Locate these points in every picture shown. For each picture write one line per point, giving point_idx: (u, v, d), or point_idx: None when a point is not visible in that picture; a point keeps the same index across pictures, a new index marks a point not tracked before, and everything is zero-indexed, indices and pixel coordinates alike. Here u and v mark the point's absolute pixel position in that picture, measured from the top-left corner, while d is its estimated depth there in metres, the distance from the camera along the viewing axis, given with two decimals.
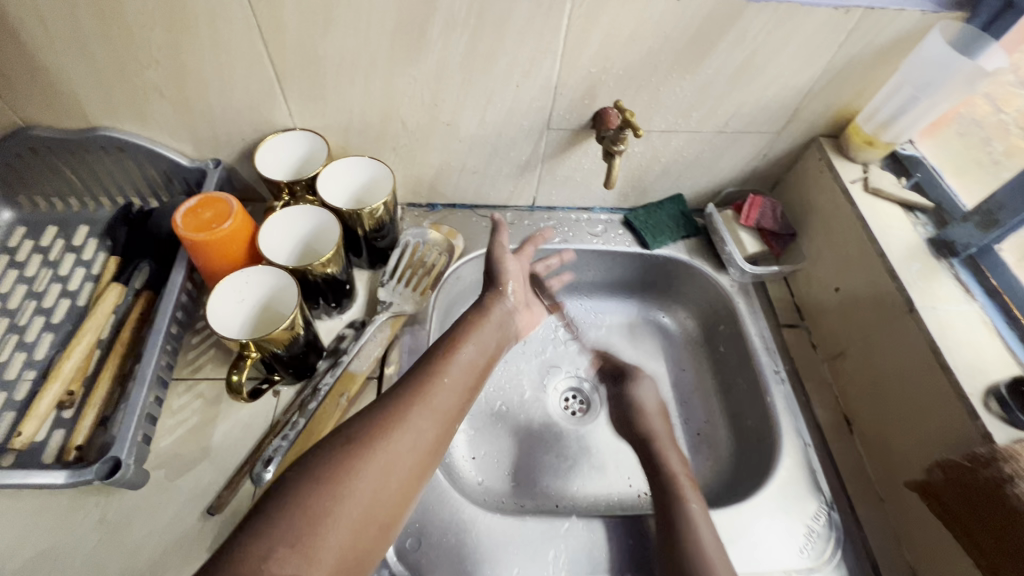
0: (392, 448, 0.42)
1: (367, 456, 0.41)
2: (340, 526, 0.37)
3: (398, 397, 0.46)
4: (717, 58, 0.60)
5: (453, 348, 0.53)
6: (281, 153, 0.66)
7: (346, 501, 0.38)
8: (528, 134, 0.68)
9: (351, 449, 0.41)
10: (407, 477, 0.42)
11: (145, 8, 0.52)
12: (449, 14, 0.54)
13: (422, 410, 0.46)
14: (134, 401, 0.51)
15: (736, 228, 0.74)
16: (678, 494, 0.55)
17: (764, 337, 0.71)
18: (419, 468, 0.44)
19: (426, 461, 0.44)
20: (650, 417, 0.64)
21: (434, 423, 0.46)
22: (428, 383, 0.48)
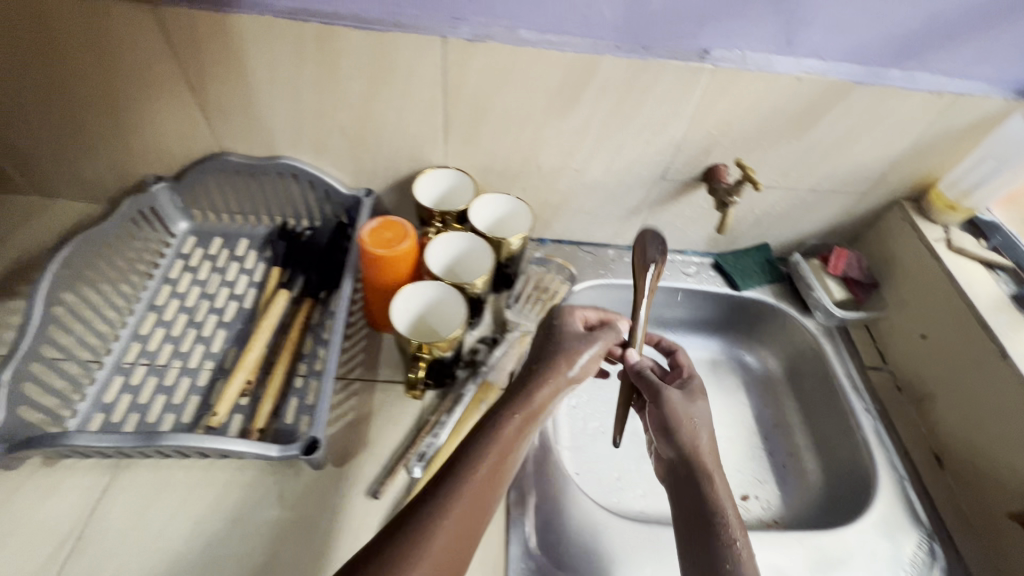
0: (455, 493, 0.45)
1: (442, 506, 0.43)
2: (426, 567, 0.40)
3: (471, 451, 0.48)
4: (822, 128, 0.70)
5: (464, 454, 0.47)
6: (429, 186, 0.75)
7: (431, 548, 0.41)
8: (644, 183, 0.78)
9: (435, 503, 0.43)
10: (471, 523, 0.44)
11: (357, 64, 0.63)
12: (603, 82, 0.64)
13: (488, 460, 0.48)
14: (324, 389, 0.59)
15: (824, 276, 0.82)
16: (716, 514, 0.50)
17: (851, 377, 0.77)
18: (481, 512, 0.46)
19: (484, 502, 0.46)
20: (701, 435, 0.56)
21: (494, 465, 0.48)
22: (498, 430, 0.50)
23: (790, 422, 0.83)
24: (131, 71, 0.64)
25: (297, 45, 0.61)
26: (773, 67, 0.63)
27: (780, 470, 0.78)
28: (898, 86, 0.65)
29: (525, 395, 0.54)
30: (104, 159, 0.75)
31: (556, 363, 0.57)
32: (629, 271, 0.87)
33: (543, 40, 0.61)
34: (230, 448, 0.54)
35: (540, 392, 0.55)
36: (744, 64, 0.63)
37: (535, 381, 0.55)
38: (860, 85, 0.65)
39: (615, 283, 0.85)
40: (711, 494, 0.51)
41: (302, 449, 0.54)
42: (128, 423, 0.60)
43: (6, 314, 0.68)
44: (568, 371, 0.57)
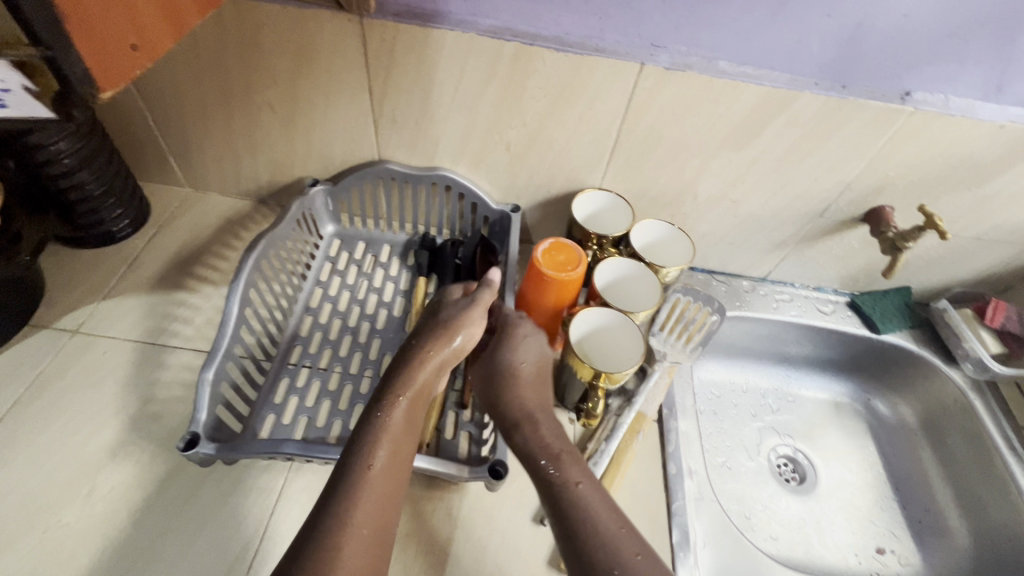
0: (379, 471, 0.46)
1: (358, 486, 0.45)
2: (355, 546, 0.42)
3: (370, 440, 0.48)
4: (1010, 176, 0.67)
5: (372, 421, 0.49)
6: (584, 206, 0.74)
7: (349, 526, 0.42)
8: (799, 219, 0.76)
9: (354, 482, 0.45)
10: (388, 510, 0.45)
11: (544, 84, 0.63)
12: (792, 118, 0.63)
13: (388, 445, 0.48)
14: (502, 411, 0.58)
15: (977, 327, 0.78)
16: (597, 539, 0.46)
17: (1008, 437, 0.74)
18: (396, 493, 0.47)
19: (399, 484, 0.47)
20: (525, 388, 0.59)
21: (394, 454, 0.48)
22: (384, 414, 0.50)
23: (926, 476, 0.80)
24: (317, 76, 0.65)
25: (489, 62, 0.61)
26: (977, 113, 0.60)
27: (915, 527, 0.77)
28: None
29: (408, 374, 0.53)
30: (264, 158, 0.77)
31: (443, 337, 0.57)
32: (764, 304, 0.85)
33: (742, 72, 0.59)
34: (420, 466, 0.54)
35: (420, 372, 0.54)
36: (947, 108, 0.60)
37: (422, 358, 0.55)
38: None
39: (749, 317, 0.84)
40: (597, 506, 0.48)
41: (491, 472, 0.54)
42: (297, 426, 0.61)
43: (172, 306, 0.70)
44: (454, 344, 0.57)
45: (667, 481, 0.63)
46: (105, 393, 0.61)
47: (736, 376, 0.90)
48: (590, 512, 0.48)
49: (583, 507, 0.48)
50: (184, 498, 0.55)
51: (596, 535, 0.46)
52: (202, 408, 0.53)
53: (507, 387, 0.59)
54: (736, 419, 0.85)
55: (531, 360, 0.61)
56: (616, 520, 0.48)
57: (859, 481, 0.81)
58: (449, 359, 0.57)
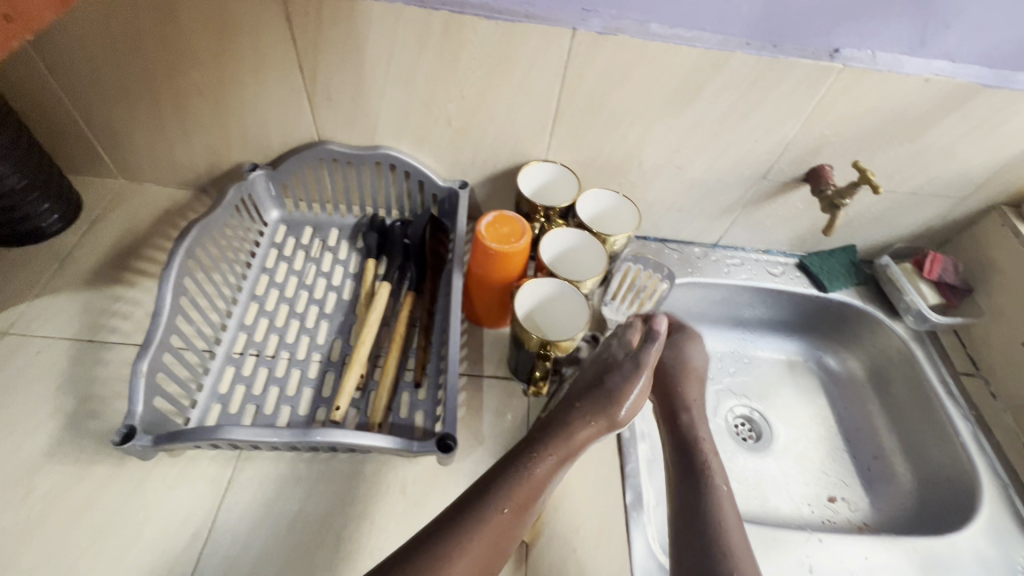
0: (509, 497, 0.49)
1: (486, 512, 0.48)
2: (471, 553, 0.45)
3: (507, 475, 0.51)
4: (938, 130, 0.69)
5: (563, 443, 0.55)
6: (531, 180, 0.74)
7: (467, 549, 0.45)
8: (744, 182, 0.77)
9: (477, 508, 0.48)
10: (500, 546, 0.47)
11: (479, 55, 0.61)
12: (726, 79, 0.63)
13: (529, 480, 0.51)
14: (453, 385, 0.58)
15: (916, 279, 0.81)
16: (722, 532, 0.51)
17: (945, 382, 0.77)
18: (522, 524, 0.49)
19: (526, 514, 0.50)
20: (689, 384, 0.66)
21: (532, 487, 0.51)
22: (535, 453, 0.53)
23: (874, 425, 0.83)
24: (246, 55, 0.63)
25: (421, 32, 0.59)
26: (902, 68, 0.62)
27: (865, 474, 0.79)
28: None
29: (570, 431, 0.56)
30: (200, 145, 0.74)
31: (603, 404, 0.58)
32: (716, 270, 0.86)
33: (674, 35, 0.59)
34: (372, 445, 0.53)
35: (581, 430, 0.56)
36: (874, 64, 0.61)
37: (581, 416, 0.57)
38: (989, 88, 0.63)
39: (701, 283, 0.85)
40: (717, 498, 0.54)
41: (441, 446, 0.54)
42: (246, 413, 0.60)
43: (110, 301, 0.68)
44: (615, 412, 0.58)
45: (620, 444, 0.64)
46: (39, 393, 0.59)
47: None
48: (713, 501, 0.54)
49: (713, 500, 0.54)
50: (127, 493, 0.54)
51: (719, 526, 0.51)
52: (138, 401, 0.52)
53: (672, 383, 0.67)
54: None
55: (703, 361, 0.70)
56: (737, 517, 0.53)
57: (813, 435, 0.84)
58: (604, 428, 0.58)
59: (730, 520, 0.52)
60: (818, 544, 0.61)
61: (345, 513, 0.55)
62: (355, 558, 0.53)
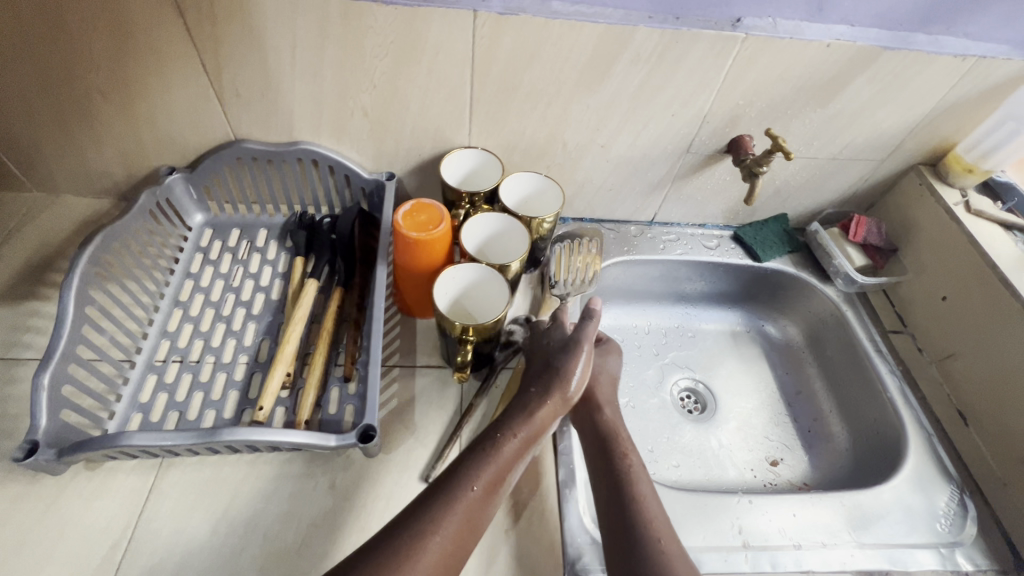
0: (467, 484, 0.49)
1: (449, 502, 0.48)
2: (431, 549, 0.45)
3: (467, 464, 0.51)
4: (848, 94, 0.70)
5: (524, 423, 0.55)
6: (455, 167, 0.73)
7: (433, 539, 0.45)
8: (669, 157, 0.77)
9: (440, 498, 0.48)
10: (464, 536, 0.47)
11: (384, 42, 0.61)
12: (634, 53, 0.63)
13: (492, 465, 0.51)
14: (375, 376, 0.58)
15: (843, 243, 0.83)
16: (642, 504, 0.53)
17: (874, 340, 0.79)
18: (485, 511, 0.50)
19: (491, 501, 0.50)
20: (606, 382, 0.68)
21: (493, 474, 0.51)
22: (497, 441, 0.53)
23: (813, 388, 0.85)
24: (144, 54, 0.61)
25: (321, 22, 0.59)
26: (804, 34, 0.63)
27: (806, 436, 0.81)
28: (925, 50, 0.65)
29: (527, 415, 0.56)
30: (112, 151, 0.72)
31: (552, 389, 0.58)
32: (653, 247, 0.87)
33: (576, 12, 0.59)
34: (295, 442, 0.52)
35: (538, 412, 0.56)
36: (776, 32, 0.62)
37: (537, 403, 0.57)
38: (889, 50, 0.65)
39: (639, 261, 0.86)
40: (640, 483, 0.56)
41: (362, 437, 0.54)
42: (168, 421, 0.59)
43: (24, 317, 0.66)
44: (565, 393, 0.58)
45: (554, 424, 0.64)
46: None
47: (639, 319, 0.92)
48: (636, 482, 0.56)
49: (634, 482, 0.55)
50: (42, 510, 0.53)
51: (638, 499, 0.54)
52: (42, 415, 0.51)
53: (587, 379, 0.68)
54: (637, 360, 0.88)
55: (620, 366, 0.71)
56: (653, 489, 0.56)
57: (756, 402, 0.85)
58: (560, 410, 0.58)
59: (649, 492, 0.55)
60: (748, 506, 0.63)
61: (271, 513, 0.55)
62: (281, 557, 0.52)
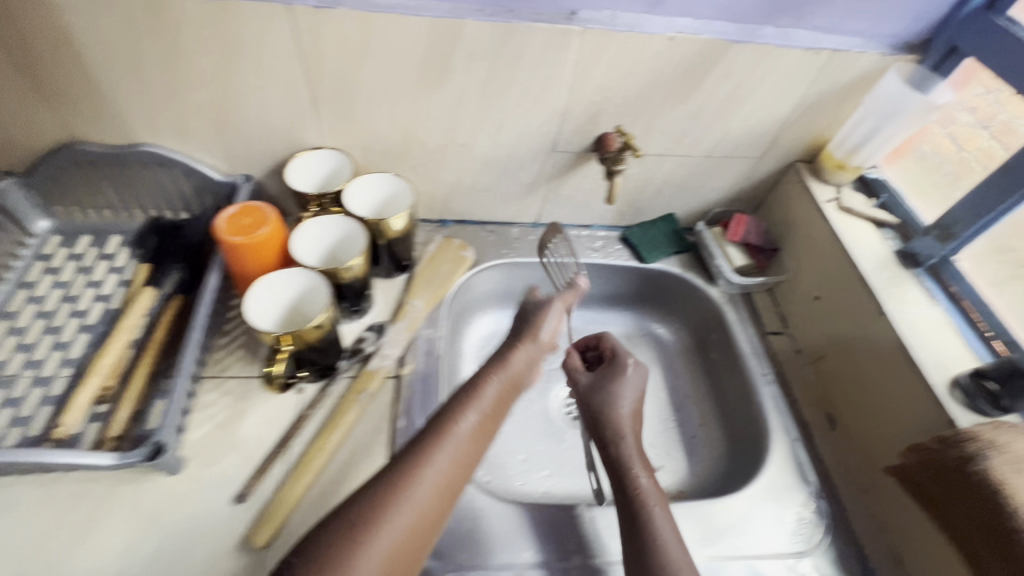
0: (432, 473, 0.44)
1: (407, 480, 0.43)
2: (382, 540, 0.39)
3: (414, 453, 0.45)
4: (705, 90, 0.68)
5: (476, 387, 0.52)
6: (307, 170, 0.71)
7: (385, 532, 0.40)
8: (536, 156, 0.75)
9: (392, 484, 0.42)
10: (423, 527, 0.42)
11: (201, 37, 0.58)
12: (470, 48, 0.61)
13: (446, 453, 0.45)
14: (176, 392, 0.56)
15: (724, 243, 0.81)
16: (654, 537, 0.52)
17: (751, 341, 0.77)
18: (445, 505, 0.44)
19: (451, 497, 0.45)
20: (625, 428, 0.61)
21: (454, 466, 0.45)
22: (451, 426, 0.47)
23: (698, 393, 0.83)
24: None
25: (127, 17, 0.56)
26: (644, 27, 0.61)
27: (688, 442, 0.78)
28: (772, 44, 0.63)
29: (473, 389, 0.51)
30: None
31: (500, 362, 0.55)
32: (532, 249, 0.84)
33: (398, 5, 0.57)
34: (75, 463, 0.50)
35: (486, 388, 0.52)
36: (613, 25, 0.60)
37: (483, 377, 0.53)
38: (736, 44, 0.63)
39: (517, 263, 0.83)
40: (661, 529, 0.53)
41: (151, 455, 0.52)
42: None
43: None
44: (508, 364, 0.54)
45: (393, 434, 0.62)
46: None
47: None
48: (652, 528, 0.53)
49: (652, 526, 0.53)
50: None
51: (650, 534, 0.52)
52: None
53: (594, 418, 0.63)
54: None
55: (633, 394, 0.64)
56: (669, 519, 0.54)
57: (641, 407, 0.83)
58: (508, 385, 0.54)
59: (664, 523, 0.53)
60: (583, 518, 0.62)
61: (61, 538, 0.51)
62: None
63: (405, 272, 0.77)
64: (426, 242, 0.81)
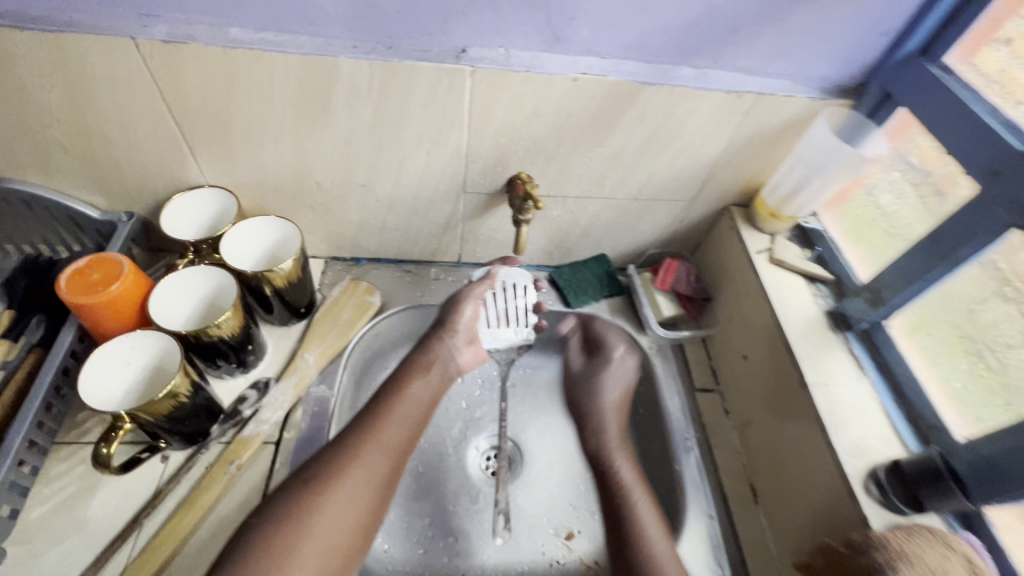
0: (365, 460, 0.55)
1: (348, 463, 0.54)
2: (328, 515, 0.50)
3: (343, 450, 0.55)
4: (622, 132, 0.62)
5: (403, 386, 0.63)
6: (192, 210, 0.65)
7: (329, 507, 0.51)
8: (445, 197, 0.69)
9: (330, 472, 0.53)
10: (368, 503, 0.53)
11: (42, 72, 0.52)
12: (351, 86, 0.55)
13: (374, 447, 0.56)
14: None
15: (653, 291, 0.76)
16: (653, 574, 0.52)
17: (677, 399, 0.71)
18: (382, 490, 0.55)
19: (385, 485, 0.55)
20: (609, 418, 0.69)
21: (383, 458, 0.56)
22: (377, 424, 0.58)
23: None
24: None
25: None
26: (543, 67, 0.55)
27: None
28: (689, 86, 0.57)
29: (400, 385, 0.64)
30: None
31: (413, 370, 0.65)
32: (448, 292, 0.78)
33: (261, 40, 0.51)
34: None
35: (410, 386, 0.64)
36: (508, 64, 0.54)
37: (405, 378, 0.64)
38: (649, 85, 0.57)
39: (430, 307, 0.77)
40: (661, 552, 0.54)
41: None
42: None
43: None
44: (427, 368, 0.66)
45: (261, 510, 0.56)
46: None
47: None
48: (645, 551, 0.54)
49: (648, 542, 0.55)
50: None
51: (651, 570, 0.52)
52: None
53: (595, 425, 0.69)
54: (438, 415, 0.79)
55: (620, 387, 0.71)
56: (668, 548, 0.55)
57: (564, 462, 0.78)
58: (434, 384, 0.66)
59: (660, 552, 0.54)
60: None
61: None
62: None
63: (304, 317, 0.71)
64: (332, 283, 0.75)
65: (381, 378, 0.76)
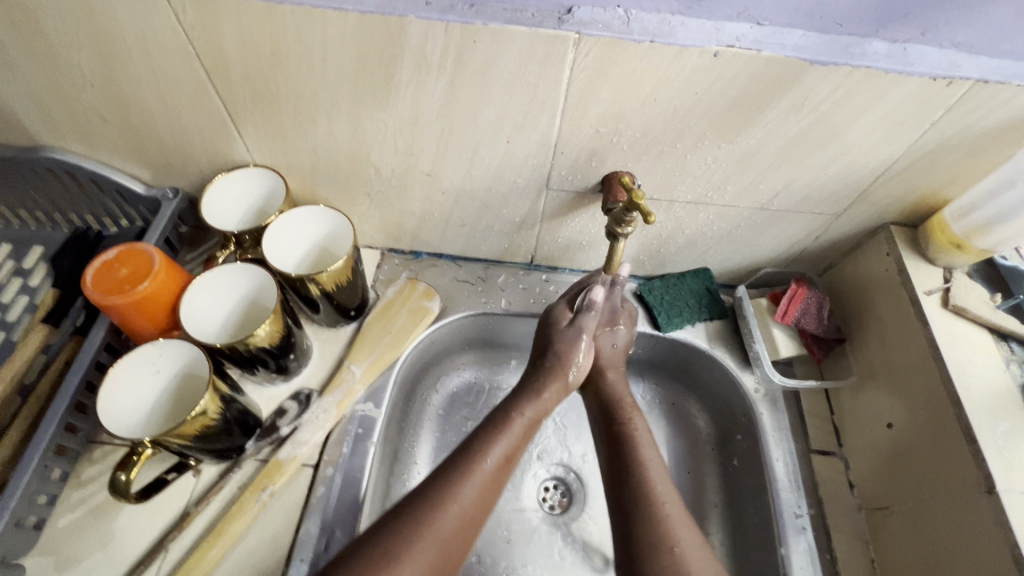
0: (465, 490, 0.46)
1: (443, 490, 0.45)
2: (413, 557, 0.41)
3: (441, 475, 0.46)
4: (764, 126, 0.47)
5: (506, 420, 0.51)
6: (239, 192, 0.57)
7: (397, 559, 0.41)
8: (523, 193, 0.57)
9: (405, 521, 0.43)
10: (457, 533, 0.44)
11: (66, 30, 0.43)
12: (420, 56, 0.43)
13: (457, 503, 0.45)
14: (17, 481, 0.45)
15: (769, 323, 0.63)
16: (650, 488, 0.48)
17: (790, 460, 0.57)
18: (484, 509, 0.47)
19: (473, 521, 0.45)
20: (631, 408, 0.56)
21: (467, 508, 0.45)
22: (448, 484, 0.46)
23: (709, 503, 0.62)
24: None
25: None
26: (674, 35, 0.40)
27: None
28: (878, 68, 0.40)
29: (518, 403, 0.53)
30: None
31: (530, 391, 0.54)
32: (521, 299, 0.67)
33: None
34: None
35: (543, 393, 0.54)
36: (627, 31, 0.40)
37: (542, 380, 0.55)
38: (820, 66, 0.41)
39: (499, 316, 0.67)
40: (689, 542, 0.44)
41: None
42: None
43: None
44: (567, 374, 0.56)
45: (292, 545, 0.50)
46: None
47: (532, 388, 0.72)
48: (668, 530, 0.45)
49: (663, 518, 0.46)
50: None
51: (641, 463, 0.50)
52: None
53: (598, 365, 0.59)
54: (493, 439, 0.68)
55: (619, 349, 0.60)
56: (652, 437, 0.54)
57: None
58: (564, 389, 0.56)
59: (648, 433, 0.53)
60: None
61: None
62: None
63: (354, 320, 0.63)
64: (388, 281, 0.67)
65: (437, 382, 0.69)
